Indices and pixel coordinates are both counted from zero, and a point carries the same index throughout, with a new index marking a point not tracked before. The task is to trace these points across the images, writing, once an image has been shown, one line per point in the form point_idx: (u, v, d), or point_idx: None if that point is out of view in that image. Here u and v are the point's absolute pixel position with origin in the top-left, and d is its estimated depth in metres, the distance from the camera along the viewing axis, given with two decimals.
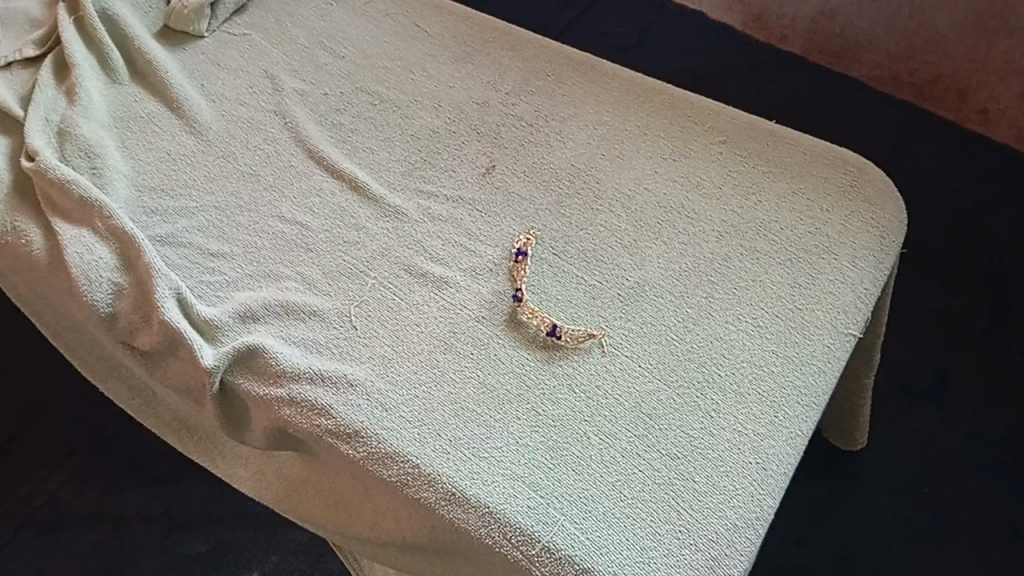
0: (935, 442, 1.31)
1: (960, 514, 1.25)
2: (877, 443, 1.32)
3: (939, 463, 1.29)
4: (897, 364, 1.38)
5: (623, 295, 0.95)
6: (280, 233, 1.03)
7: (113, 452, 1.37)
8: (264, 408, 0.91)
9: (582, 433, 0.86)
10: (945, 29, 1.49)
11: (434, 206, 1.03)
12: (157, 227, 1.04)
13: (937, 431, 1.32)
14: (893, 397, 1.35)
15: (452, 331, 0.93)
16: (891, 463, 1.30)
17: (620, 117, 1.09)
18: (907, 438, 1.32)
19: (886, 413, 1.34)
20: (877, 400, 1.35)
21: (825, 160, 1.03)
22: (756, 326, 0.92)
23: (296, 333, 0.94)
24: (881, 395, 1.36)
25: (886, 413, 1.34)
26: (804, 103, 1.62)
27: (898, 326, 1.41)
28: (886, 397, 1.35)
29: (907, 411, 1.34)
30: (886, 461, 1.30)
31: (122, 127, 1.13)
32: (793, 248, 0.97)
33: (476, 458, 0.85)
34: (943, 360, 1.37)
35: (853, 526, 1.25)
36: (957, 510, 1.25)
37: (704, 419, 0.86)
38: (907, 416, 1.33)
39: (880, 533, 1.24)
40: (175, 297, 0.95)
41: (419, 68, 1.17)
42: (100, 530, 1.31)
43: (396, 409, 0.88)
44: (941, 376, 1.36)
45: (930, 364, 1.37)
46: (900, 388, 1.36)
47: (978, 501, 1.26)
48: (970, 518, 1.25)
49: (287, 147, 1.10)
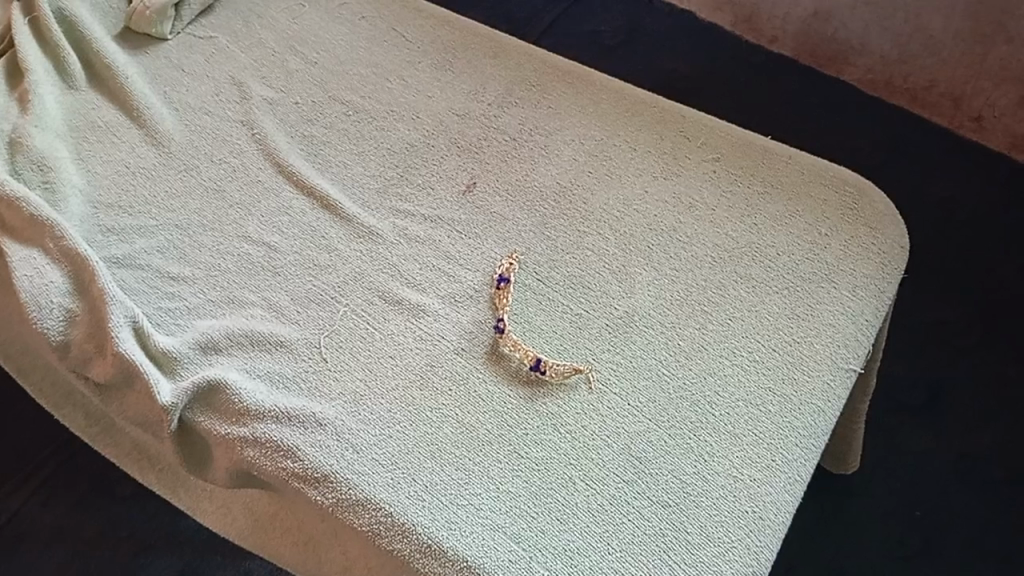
0: (930, 464, 1.26)
1: (954, 539, 1.20)
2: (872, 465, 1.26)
3: (934, 485, 1.24)
4: (891, 383, 1.33)
5: (611, 326, 0.89)
6: (246, 255, 0.96)
7: (71, 472, 1.30)
8: (227, 448, 0.85)
9: (567, 478, 0.80)
10: (941, 34, 1.44)
11: (410, 226, 0.97)
12: (113, 247, 0.97)
13: (932, 453, 1.27)
14: (887, 417, 1.30)
15: (428, 364, 0.87)
16: (885, 487, 1.25)
17: (608, 131, 1.03)
18: (901, 460, 1.27)
19: (881, 435, 1.29)
20: (871, 421, 1.30)
21: (824, 180, 0.98)
22: (751, 360, 0.86)
23: (261, 367, 0.88)
24: (875, 415, 1.30)
25: (880, 434, 1.29)
26: (796, 108, 1.57)
27: (892, 343, 1.36)
28: (880, 418, 1.30)
29: (902, 432, 1.29)
30: (880, 485, 1.25)
31: (78, 136, 1.06)
32: (791, 275, 0.91)
33: (454, 506, 0.79)
34: (939, 379, 1.32)
35: (845, 553, 1.20)
36: (952, 534, 1.21)
37: (698, 463, 0.81)
38: (900, 437, 1.28)
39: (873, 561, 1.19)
40: (130, 326, 0.89)
41: (396, 76, 1.10)
42: (58, 557, 1.24)
43: (368, 451, 0.82)
44: (937, 396, 1.31)
45: (925, 384, 1.32)
46: (894, 409, 1.31)
47: (973, 525, 1.21)
48: (962, 544, 1.20)
49: (254, 159, 1.04)
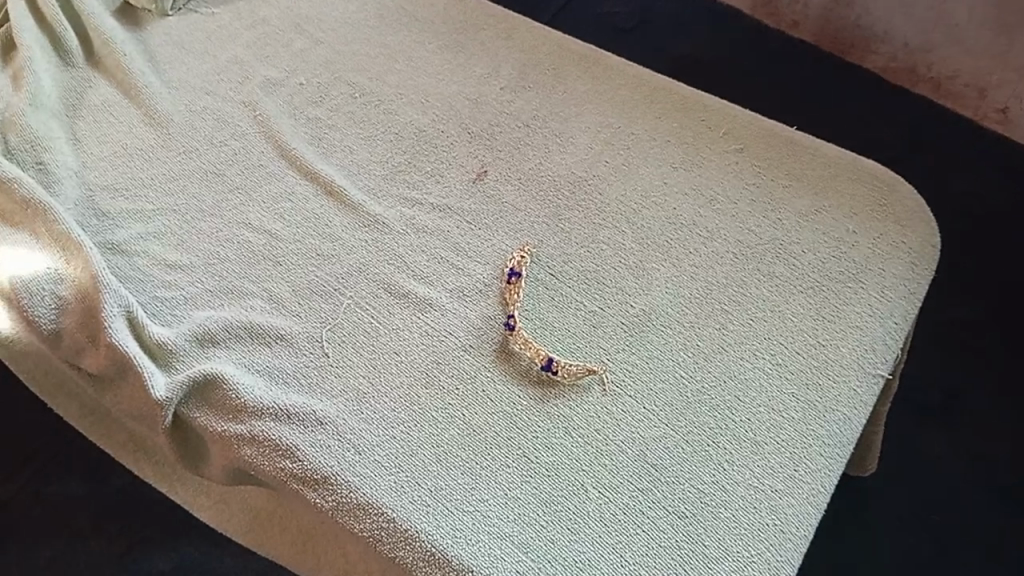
0: (945, 467, 1.22)
1: (964, 543, 1.16)
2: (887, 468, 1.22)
3: (947, 488, 1.20)
4: (911, 383, 1.28)
5: (627, 325, 0.85)
6: (246, 243, 0.92)
7: (69, 458, 1.27)
8: (224, 447, 0.82)
9: (579, 485, 0.76)
10: (966, 23, 1.37)
11: (418, 215, 0.93)
12: (108, 233, 0.94)
13: (948, 456, 1.23)
14: (906, 418, 1.26)
15: (434, 362, 0.83)
16: (900, 489, 1.21)
17: (626, 119, 0.98)
18: (918, 462, 1.23)
19: (898, 436, 1.25)
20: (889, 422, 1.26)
21: (852, 174, 0.93)
22: (774, 364, 0.82)
23: (259, 361, 0.84)
24: (893, 416, 1.26)
25: (898, 435, 1.25)
26: (817, 96, 1.52)
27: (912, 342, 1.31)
28: (899, 419, 1.26)
29: (919, 433, 1.25)
30: (896, 487, 1.21)
31: (74, 116, 1.03)
32: (816, 275, 0.87)
33: (459, 512, 0.75)
34: (960, 380, 1.28)
35: (858, 556, 1.17)
36: (962, 538, 1.17)
37: (716, 472, 0.77)
38: (918, 439, 1.24)
39: (883, 563, 1.16)
40: (124, 316, 0.85)
41: (405, 57, 1.06)
42: (56, 544, 1.21)
43: (370, 452, 0.78)
44: (955, 397, 1.27)
45: (945, 385, 1.28)
46: (912, 410, 1.26)
47: (983, 529, 1.17)
48: (972, 548, 1.16)
49: (255, 142, 1.00)
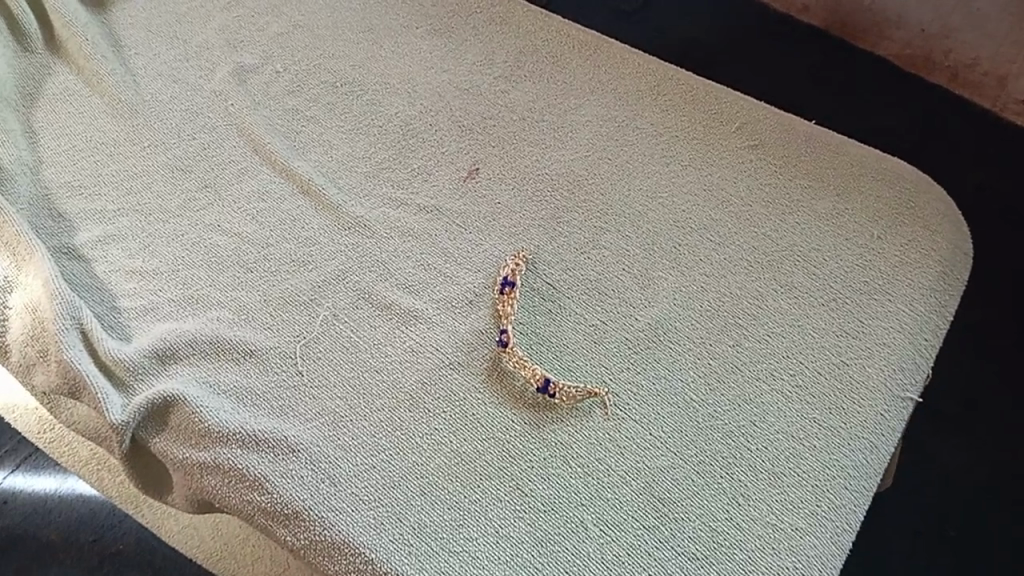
0: (970, 473, 1.11)
1: (979, 557, 1.05)
2: (911, 472, 1.11)
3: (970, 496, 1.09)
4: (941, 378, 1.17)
5: (631, 341, 0.77)
6: (215, 247, 0.84)
7: (37, 467, 1.19)
8: (188, 476, 0.74)
9: (579, 522, 0.69)
10: (985, 6, 1.28)
11: (404, 217, 0.85)
12: (63, 236, 0.86)
13: (975, 461, 1.11)
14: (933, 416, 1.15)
15: (420, 382, 0.75)
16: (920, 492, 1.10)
17: (631, 112, 0.91)
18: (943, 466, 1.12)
19: (924, 434, 1.14)
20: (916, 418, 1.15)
21: (876, 173, 0.85)
22: (793, 385, 0.75)
23: (225, 380, 0.76)
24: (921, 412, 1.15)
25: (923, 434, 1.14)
26: (830, 84, 1.43)
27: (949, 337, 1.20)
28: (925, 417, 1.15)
29: (945, 433, 1.14)
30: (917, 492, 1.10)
31: (31, 105, 0.94)
32: (839, 285, 0.79)
33: (445, 553, 0.68)
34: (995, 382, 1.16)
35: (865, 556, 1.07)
36: (977, 552, 1.06)
37: (730, 508, 0.70)
38: (941, 443, 1.13)
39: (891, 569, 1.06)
40: (78, 329, 0.77)
41: (390, 42, 0.98)
42: (21, 559, 1.13)
43: (348, 484, 0.71)
44: (988, 399, 1.15)
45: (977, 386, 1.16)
46: (941, 408, 1.15)
47: (1001, 544, 1.06)
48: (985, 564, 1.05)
49: (227, 135, 0.91)
